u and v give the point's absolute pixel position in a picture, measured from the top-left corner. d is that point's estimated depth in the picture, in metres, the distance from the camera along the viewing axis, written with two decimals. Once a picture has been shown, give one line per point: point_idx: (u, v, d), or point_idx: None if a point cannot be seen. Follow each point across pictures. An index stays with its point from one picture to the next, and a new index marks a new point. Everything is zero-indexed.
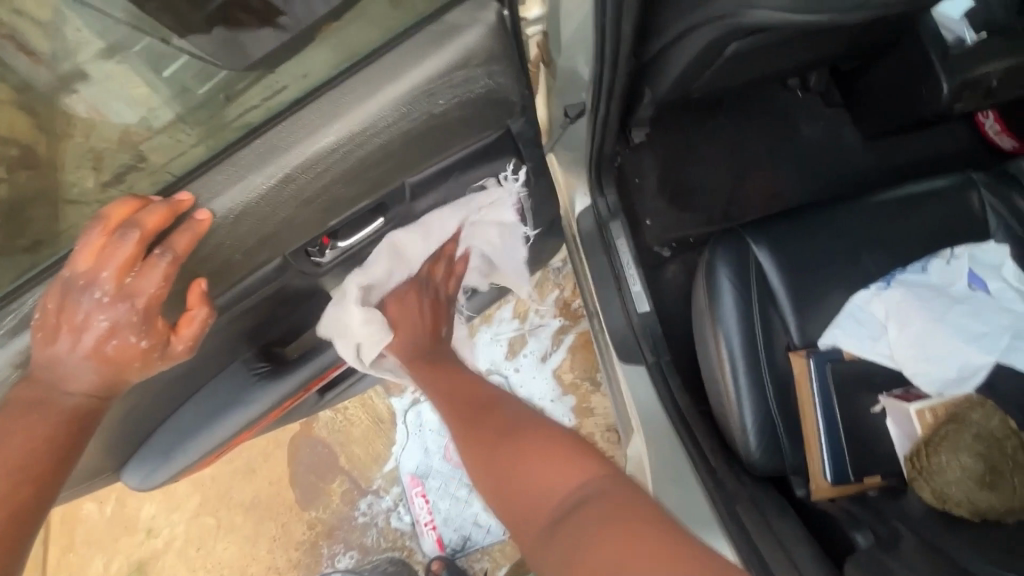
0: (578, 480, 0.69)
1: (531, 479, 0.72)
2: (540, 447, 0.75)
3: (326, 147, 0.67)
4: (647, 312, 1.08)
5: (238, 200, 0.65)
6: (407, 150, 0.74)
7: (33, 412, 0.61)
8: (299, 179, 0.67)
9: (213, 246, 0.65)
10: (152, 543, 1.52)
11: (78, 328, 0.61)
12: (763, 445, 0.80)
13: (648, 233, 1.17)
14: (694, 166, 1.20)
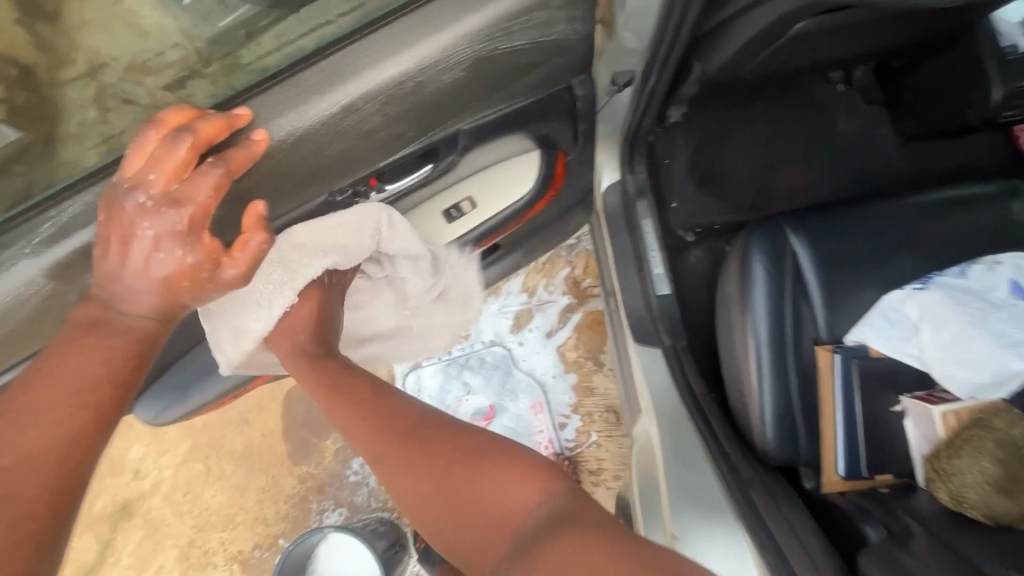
0: (547, 507, 0.63)
1: (489, 496, 0.66)
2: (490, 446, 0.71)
3: (394, 77, 0.70)
4: (667, 295, 1.07)
5: (297, 125, 0.68)
6: (472, 92, 0.77)
7: (93, 336, 0.59)
8: (360, 110, 0.70)
9: (284, 157, 0.69)
10: (140, 485, 1.51)
11: (127, 241, 0.60)
12: (779, 436, 0.80)
13: (674, 216, 1.16)
14: (726, 152, 1.18)
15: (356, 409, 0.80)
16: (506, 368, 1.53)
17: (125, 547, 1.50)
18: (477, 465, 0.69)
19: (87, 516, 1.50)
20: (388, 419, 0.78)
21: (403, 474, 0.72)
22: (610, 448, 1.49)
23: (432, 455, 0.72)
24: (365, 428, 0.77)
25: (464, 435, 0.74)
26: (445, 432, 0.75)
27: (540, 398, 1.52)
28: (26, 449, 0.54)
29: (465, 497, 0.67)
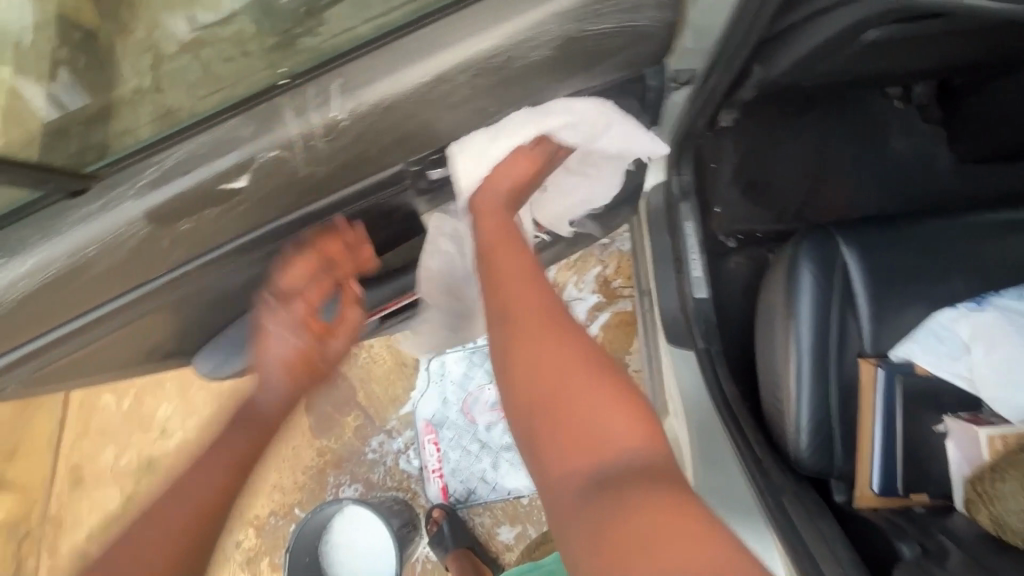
0: (643, 454, 0.52)
1: (580, 418, 0.54)
2: (579, 369, 0.58)
3: (479, 54, 0.63)
4: (704, 299, 1.06)
5: (371, 99, 0.62)
6: (565, 70, 0.71)
7: (238, 431, 0.71)
8: (440, 87, 0.64)
9: (362, 128, 0.64)
10: (164, 444, 1.46)
11: (256, 337, 0.76)
12: (814, 446, 0.79)
13: (716, 221, 1.15)
14: (774, 160, 1.17)
15: (498, 224, 0.72)
16: None
17: (146, 503, 1.43)
18: (575, 380, 0.57)
19: (109, 469, 1.45)
20: (520, 284, 0.66)
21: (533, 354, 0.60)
22: None
23: (561, 357, 0.59)
24: (498, 264, 0.69)
25: (565, 348, 0.60)
26: (556, 338, 0.62)
27: None
28: (177, 529, 0.61)
29: (577, 392, 0.56)
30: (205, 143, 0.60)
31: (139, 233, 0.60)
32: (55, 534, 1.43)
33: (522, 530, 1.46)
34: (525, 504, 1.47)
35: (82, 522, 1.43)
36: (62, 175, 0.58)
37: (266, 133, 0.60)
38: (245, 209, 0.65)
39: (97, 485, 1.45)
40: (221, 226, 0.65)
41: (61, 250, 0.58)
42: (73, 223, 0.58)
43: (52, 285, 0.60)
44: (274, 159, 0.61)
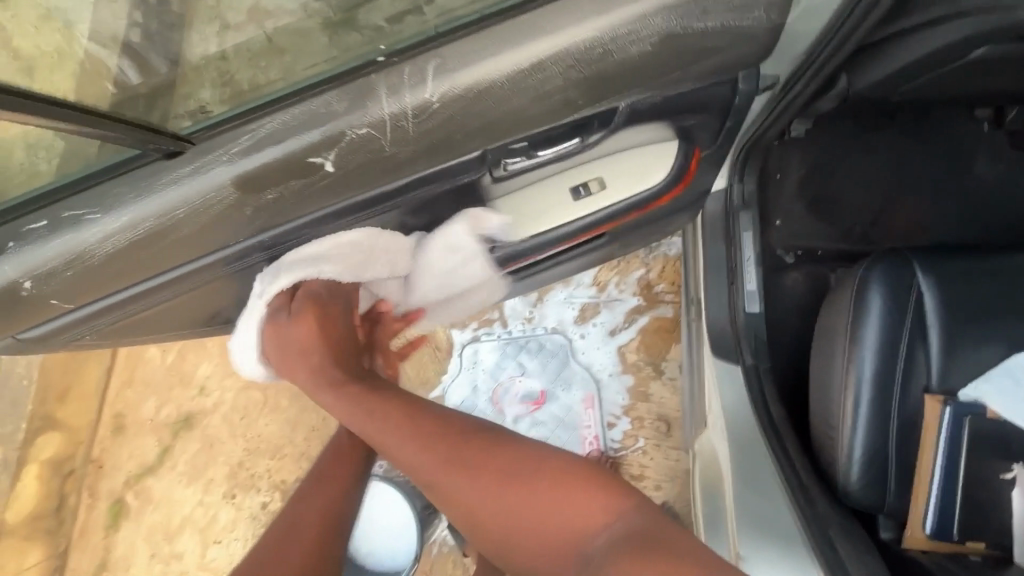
0: (614, 523, 0.61)
1: (547, 513, 0.64)
2: (524, 468, 0.67)
3: (547, 55, 0.51)
4: (756, 313, 1.02)
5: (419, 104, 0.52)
6: (687, 62, 0.55)
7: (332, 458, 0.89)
8: (502, 93, 0.52)
9: (441, 123, 0.54)
10: (203, 401, 1.51)
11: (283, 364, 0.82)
12: (865, 480, 0.76)
13: (775, 234, 1.11)
14: (843, 176, 1.12)
15: (383, 417, 0.76)
16: (564, 358, 1.51)
17: (182, 456, 1.50)
18: (525, 493, 0.66)
19: (149, 419, 1.51)
20: (413, 445, 0.72)
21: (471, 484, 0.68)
22: (656, 457, 1.45)
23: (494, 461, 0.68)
24: (409, 446, 0.72)
25: (508, 452, 0.69)
26: (492, 448, 0.71)
27: (593, 393, 1.49)
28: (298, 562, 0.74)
29: (522, 494, 0.66)
30: (299, 113, 0.52)
31: (224, 200, 0.55)
32: (96, 476, 1.49)
33: None
34: None
35: (122, 466, 1.50)
36: (159, 135, 0.54)
37: (359, 111, 0.52)
38: (328, 184, 0.57)
39: (137, 434, 1.51)
40: (304, 199, 0.58)
41: (148, 211, 0.55)
42: (161, 183, 0.54)
43: (138, 245, 0.57)
44: (361, 138, 0.53)
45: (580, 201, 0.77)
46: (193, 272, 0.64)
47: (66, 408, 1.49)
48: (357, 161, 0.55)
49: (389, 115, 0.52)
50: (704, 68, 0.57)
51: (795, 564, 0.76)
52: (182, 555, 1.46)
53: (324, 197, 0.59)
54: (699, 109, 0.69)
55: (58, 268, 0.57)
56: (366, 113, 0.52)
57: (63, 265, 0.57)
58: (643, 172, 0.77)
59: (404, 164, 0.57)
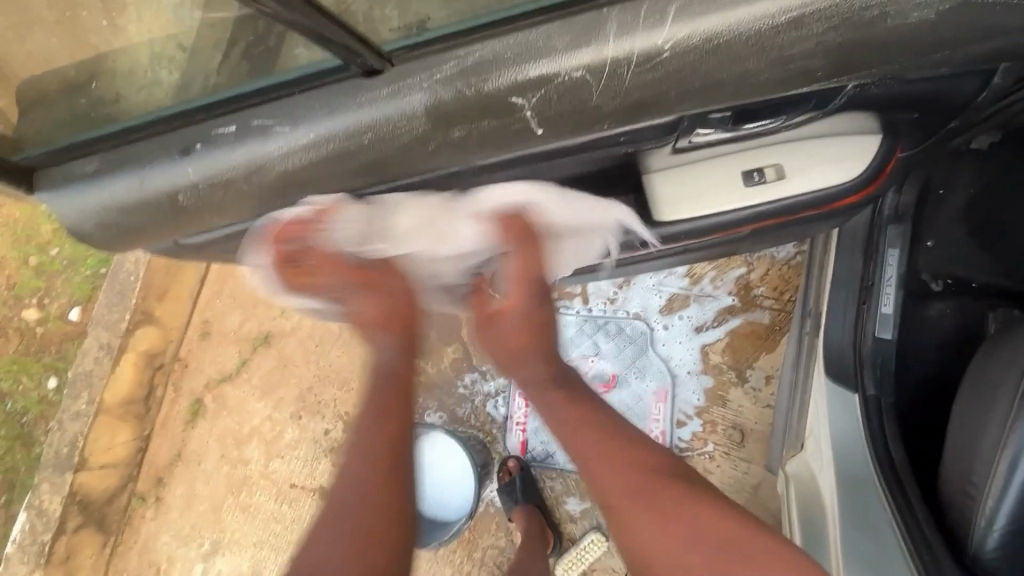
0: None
1: None
2: (706, 525, 0.67)
3: (817, 5, 0.43)
4: (886, 341, 0.91)
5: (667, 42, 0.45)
6: (966, 41, 0.46)
7: (372, 423, 0.74)
8: (747, 48, 0.45)
9: (663, 79, 0.47)
10: (284, 323, 1.55)
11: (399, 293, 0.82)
12: (1005, 548, 0.67)
13: (925, 256, 0.97)
14: (1019, 205, 0.97)
15: (574, 418, 0.77)
16: (642, 346, 1.40)
17: (258, 370, 1.55)
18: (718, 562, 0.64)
19: (234, 331, 1.57)
20: (609, 452, 0.74)
21: (645, 517, 0.69)
22: (723, 465, 1.35)
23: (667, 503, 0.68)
24: (601, 455, 0.74)
25: (689, 502, 0.69)
26: (671, 493, 0.70)
27: (667, 387, 1.38)
28: (374, 534, 0.67)
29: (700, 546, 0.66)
30: (513, 44, 0.47)
31: (414, 129, 0.50)
32: (181, 373, 1.59)
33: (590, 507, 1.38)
34: None
35: (205, 369, 1.58)
36: (367, 47, 0.48)
37: (585, 48, 0.45)
38: (522, 131, 0.51)
39: (220, 342, 1.58)
40: (491, 144, 0.52)
41: (334, 131, 0.51)
42: (353, 103, 0.50)
43: (315, 166, 0.53)
44: (576, 82, 0.47)
45: (750, 187, 0.70)
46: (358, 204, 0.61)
47: (164, 307, 1.58)
48: (561, 108, 0.49)
49: (613, 60, 0.45)
50: (971, 56, 0.48)
51: None
52: (248, 462, 1.53)
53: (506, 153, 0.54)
54: (921, 105, 0.60)
55: (232, 179, 0.55)
56: (593, 52, 0.45)
57: (238, 175, 0.55)
58: (831, 166, 0.69)
59: (601, 121, 0.50)
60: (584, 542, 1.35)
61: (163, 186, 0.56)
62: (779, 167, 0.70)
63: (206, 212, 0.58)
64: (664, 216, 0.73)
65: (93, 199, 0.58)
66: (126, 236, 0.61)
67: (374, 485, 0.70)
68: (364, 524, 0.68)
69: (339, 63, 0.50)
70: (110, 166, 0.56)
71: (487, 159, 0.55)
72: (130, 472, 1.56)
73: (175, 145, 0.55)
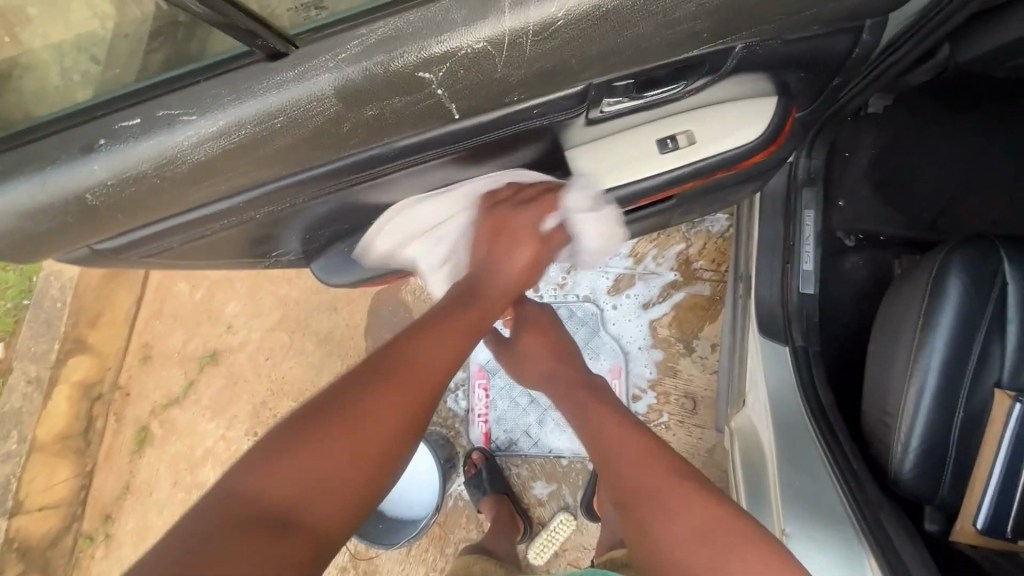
0: None
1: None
2: (696, 524, 0.62)
3: None
4: (809, 295, 0.98)
5: (564, 10, 0.47)
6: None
7: (446, 323, 0.69)
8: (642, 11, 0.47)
9: (557, 47, 0.49)
10: (229, 339, 1.50)
11: (500, 238, 0.76)
12: (920, 468, 0.74)
13: (837, 215, 1.05)
14: (916, 162, 1.06)
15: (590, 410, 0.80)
16: (594, 327, 1.44)
17: (206, 390, 1.49)
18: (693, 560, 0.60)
19: (176, 352, 1.50)
20: (619, 444, 0.73)
21: (668, 507, 0.65)
22: (678, 433, 1.41)
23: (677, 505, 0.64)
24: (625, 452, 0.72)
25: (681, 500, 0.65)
26: (685, 492, 0.66)
27: (620, 363, 1.42)
28: (360, 438, 0.57)
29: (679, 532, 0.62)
30: (416, 18, 0.47)
31: (324, 112, 0.51)
32: (122, 402, 1.51)
33: (556, 489, 1.40)
34: (565, 464, 1.40)
35: (149, 395, 1.50)
36: (270, 30, 0.46)
37: (482, 22, 0.47)
38: (434, 105, 0.52)
39: (163, 365, 1.50)
40: (404, 121, 0.53)
41: (244, 116, 0.50)
42: (263, 89, 0.49)
43: (229, 155, 0.53)
44: (477, 53, 0.48)
45: (666, 154, 0.74)
46: (265, 195, 0.61)
47: (98, 333, 1.50)
48: (468, 80, 0.50)
49: (510, 31, 0.47)
50: (837, 11, 0.53)
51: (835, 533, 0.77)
52: (203, 486, 1.46)
53: (424, 129, 0.56)
54: (804, 65, 0.66)
55: (145, 173, 0.53)
56: (490, 26, 0.47)
57: (152, 170, 0.53)
58: (736, 126, 0.73)
59: (510, 91, 0.52)
60: (554, 524, 1.37)
61: (71, 186, 0.53)
62: (690, 134, 0.74)
63: (120, 211, 0.57)
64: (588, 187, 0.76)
65: (1, 205, 0.54)
66: (37, 242, 0.59)
67: (399, 400, 0.61)
68: (350, 412, 0.58)
69: (245, 49, 0.49)
70: (12, 168, 0.53)
71: (405, 138, 0.56)
72: (74, 512, 1.47)
73: (78, 142, 0.52)
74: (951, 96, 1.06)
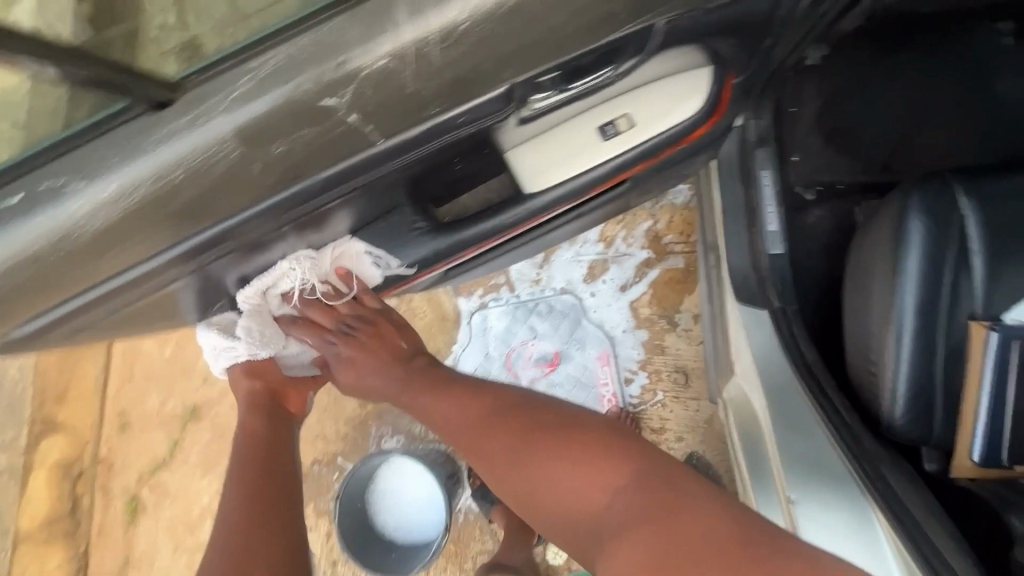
0: (625, 483, 0.64)
1: (567, 489, 0.66)
2: (519, 432, 0.72)
3: None
4: (779, 255, 0.97)
5: (469, 17, 0.44)
6: None
7: (267, 449, 0.83)
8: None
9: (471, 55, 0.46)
10: (208, 391, 1.44)
11: (256, 411, 0.87)
12: (910, 413, 0.75)
13: (794, 170, 1.05)
14: (861, 105, 1.07)
15: (428, 407, 0.82)
16: (576, 318, 1.43)
17: (193, 448, 1.44)
18: (548, 464, 0.68)
19: (155, 413, 1.44)
20: (454, 404, 0.79)
21: (498, 436, 0.73)
22: (676, 410, 1.40)
23: (512, 428, 0.72)
24: (484, 433, 0.74)
25: (507, 418, 0.74)
26: (513, 418, 0.74)
27: (607, 350, 1.42)
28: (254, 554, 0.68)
29: (589, 491, 0.65)
30: (308, 43, 0.44)
31: (227, 155, 0.47)
32: (106, 475, 1.44)
33: None
34: None
35: (133, 462, 1.44)
36: (144, 80, 0.45)
37: (380, 38, 0.44)
38: (348, 132, 0.49)
39: (144, 429, 1.45)
40: (319, 152, 0.50)
41: (140, 175, 0.47)
42: (153, 141, 0.46)
43: (132, 217, 0.49)
44: (383, 71, 0.46)
45: (608, 141, 0.72)
46: (184, 254, 0.55)
47: (69, 408, 1.44)
48: (378, 99, 0.48)
49: (413, 42, 0.45)
50: None
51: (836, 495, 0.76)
52: (205, 545, 1.41)
53: (342, 155, 0.51)
54: (733, 29, 0.64)
55: (42, 250, 0.49)
56: (390, 40, 0.44)
57: (48, 247, 0.49)
58: (674, 104, 0.72)
59: (426, 105, 0.50)
60: None
61: None
62: (630, 116, 0.72)
63: (24, 292, 0.53)
64: (536, 187, 0.73)
65: None
66: None
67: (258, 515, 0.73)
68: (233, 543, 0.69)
69: (121, 104, 0.45)
70: None
71: (327, 169, 0.52)
72: None
73: None
74: (886, 34, 1.06)
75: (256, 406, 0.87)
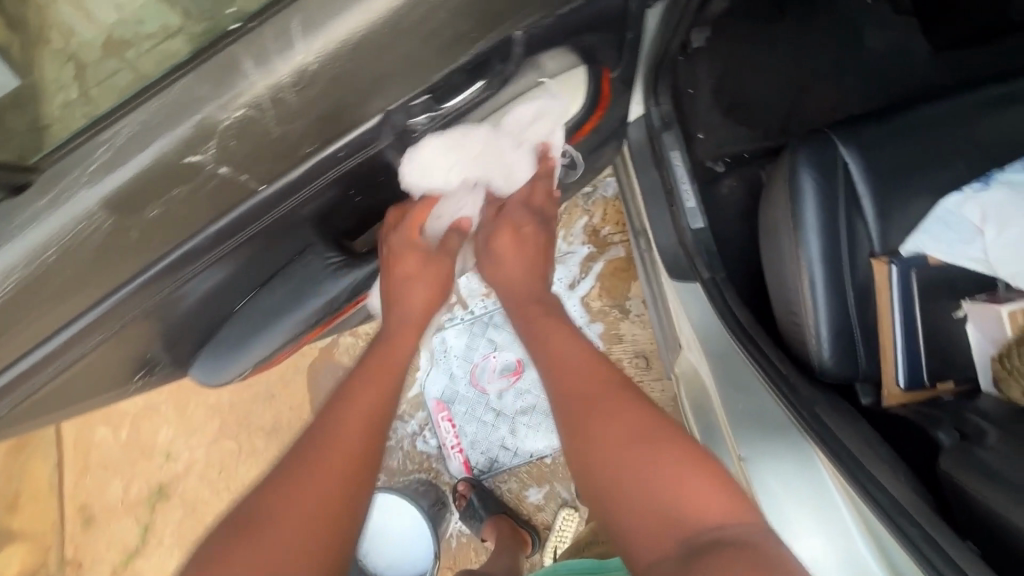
0: (728, 512, 0.56)
1: (665, 487, 0.58)
2: (634, 424, 0.64)
3: None
4: (702, 229, 1.02)
5: (316, 59, 0.47)
6: None
7: (371, 380, 0.73)
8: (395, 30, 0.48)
9: None
10: (172, 467, 1.39)
11: (408, 295, 0.83)
12: (836, 353, 0.79)
13: (701, 147, 1.11)
14: (750, 78, 1.13)
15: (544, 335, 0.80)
16: None
17: (166, 529, 1.38)
18: (658, 463, 0.60)
19: (120, 501, 1.38)
20: (572, 359, 0.75)
21: (608, 419, 0.66)
22: None
23: (624, 413, 0.65)
24: (592, 411, 0.67)
25: (621, 409, 0.66)
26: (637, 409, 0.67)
27: None
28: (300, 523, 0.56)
29: (690, 495, 0.57)
30: (160, 107, 0.46)
31: (99, 227, 0.47)
32: None
33: (550, 489, 1.38)
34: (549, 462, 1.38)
35: (104, 556, 1.37)
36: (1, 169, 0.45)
37: (231, 91, 0.46)
38: (223, 184, 0.51)
39: (111, 520, 1.38)
40: (199, 208, 0.51)
41: (10, 262, 0.45)
42: (19, 226, 0.45)
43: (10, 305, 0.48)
44: (241, 122, 0.47)
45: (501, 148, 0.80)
46: (84, 332, 0.54)
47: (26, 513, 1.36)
48: (245, 149, 0.49)
49: (267, 91, 0.47)
50: None
51: (781, 444, 0.79)
52: None
53: (223, 204, 0.52)
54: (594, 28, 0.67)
55: None
56: (240, 92, 0.46)
57: None
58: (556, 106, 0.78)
59: (299, 144, 0.52)
60: (558, 524, 1.36)
61: None
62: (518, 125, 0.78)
63: None
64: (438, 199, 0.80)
65: None
66: None
67: (325, 478, 0.60)
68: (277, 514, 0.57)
69: None
70: None
71: (215, 223, 0.53)
72: None
73: None
74: (760, 8, 1.14)
75: (424, 280, 0.84)
